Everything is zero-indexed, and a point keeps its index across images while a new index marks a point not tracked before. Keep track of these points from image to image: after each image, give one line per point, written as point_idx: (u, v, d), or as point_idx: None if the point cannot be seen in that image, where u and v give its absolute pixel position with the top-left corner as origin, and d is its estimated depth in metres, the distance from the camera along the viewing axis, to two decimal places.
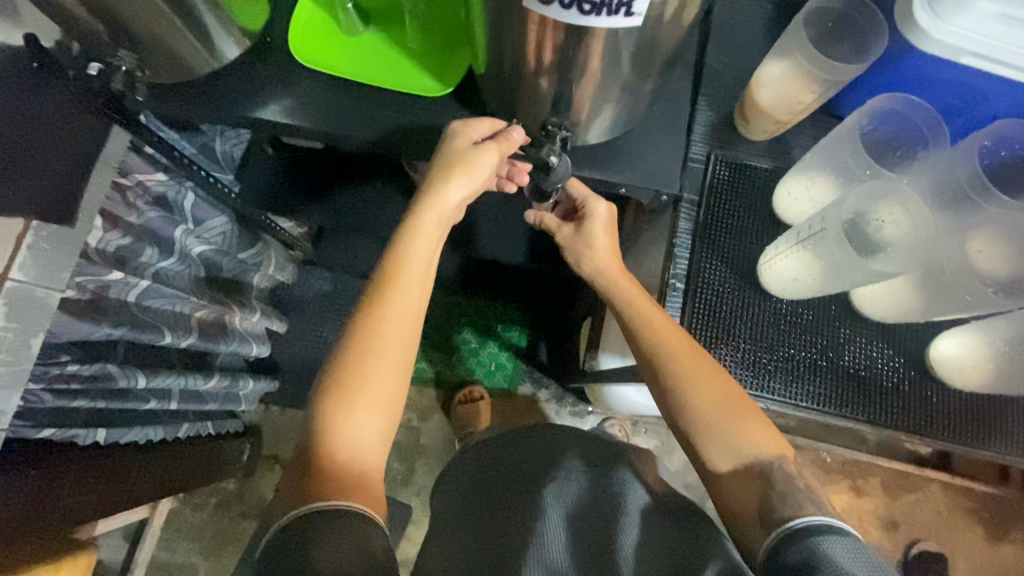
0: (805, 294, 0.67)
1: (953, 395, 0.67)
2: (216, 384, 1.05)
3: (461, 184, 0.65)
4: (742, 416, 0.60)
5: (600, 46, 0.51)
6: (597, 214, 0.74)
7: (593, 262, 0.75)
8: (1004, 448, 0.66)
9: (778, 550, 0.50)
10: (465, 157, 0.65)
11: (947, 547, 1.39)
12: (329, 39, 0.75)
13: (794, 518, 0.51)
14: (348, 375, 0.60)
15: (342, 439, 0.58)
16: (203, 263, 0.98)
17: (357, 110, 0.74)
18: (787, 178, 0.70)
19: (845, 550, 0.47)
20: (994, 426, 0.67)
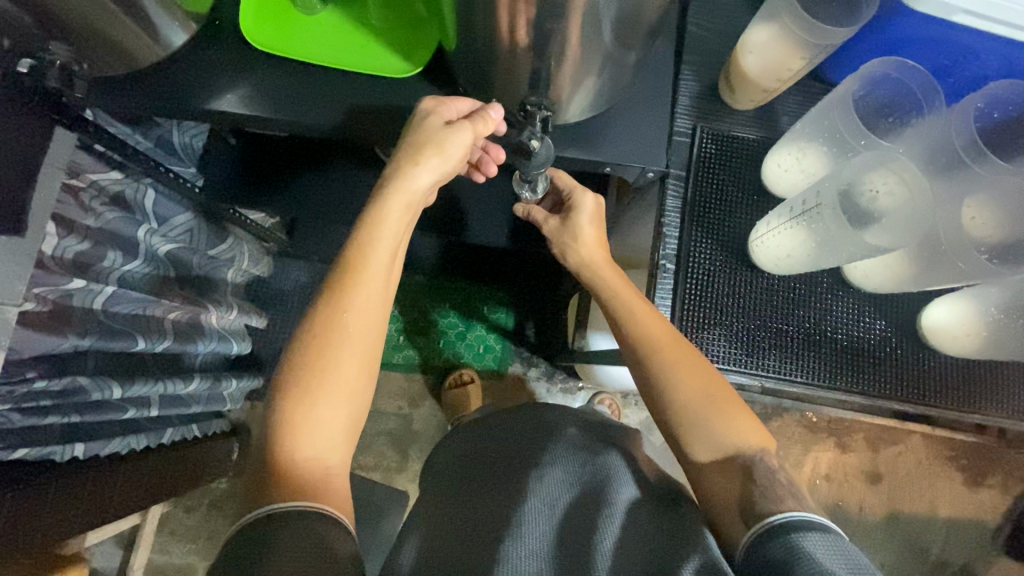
0: (797, 270, 0.66)
1: (944, 363, 0.68)
2: (197, 387, 1.02)
3: (432, 166, 0.61)
4: (728, 406, 0.58)
5: (579, 17, 0.47)
6: (582, 207, 0.72)
7: (578, 253, 0.72)
8: (994, 410, 0.67)
9: (757, 547, 0.48)
10: (435, 137, 0.61)
11: (928, 494, 1.45)
12: (284, 19, 0.69)
13: (774, 513, 0.49)
14: (307, 369, 0.54)
15: (302, 439, 0.53)
16: (172, 262, 0.93)
17: (321, 95, 0.69)
18: (777, 149, 0.68)
19: (825, 548, 0.45)
20: (985, 390, 0.68)
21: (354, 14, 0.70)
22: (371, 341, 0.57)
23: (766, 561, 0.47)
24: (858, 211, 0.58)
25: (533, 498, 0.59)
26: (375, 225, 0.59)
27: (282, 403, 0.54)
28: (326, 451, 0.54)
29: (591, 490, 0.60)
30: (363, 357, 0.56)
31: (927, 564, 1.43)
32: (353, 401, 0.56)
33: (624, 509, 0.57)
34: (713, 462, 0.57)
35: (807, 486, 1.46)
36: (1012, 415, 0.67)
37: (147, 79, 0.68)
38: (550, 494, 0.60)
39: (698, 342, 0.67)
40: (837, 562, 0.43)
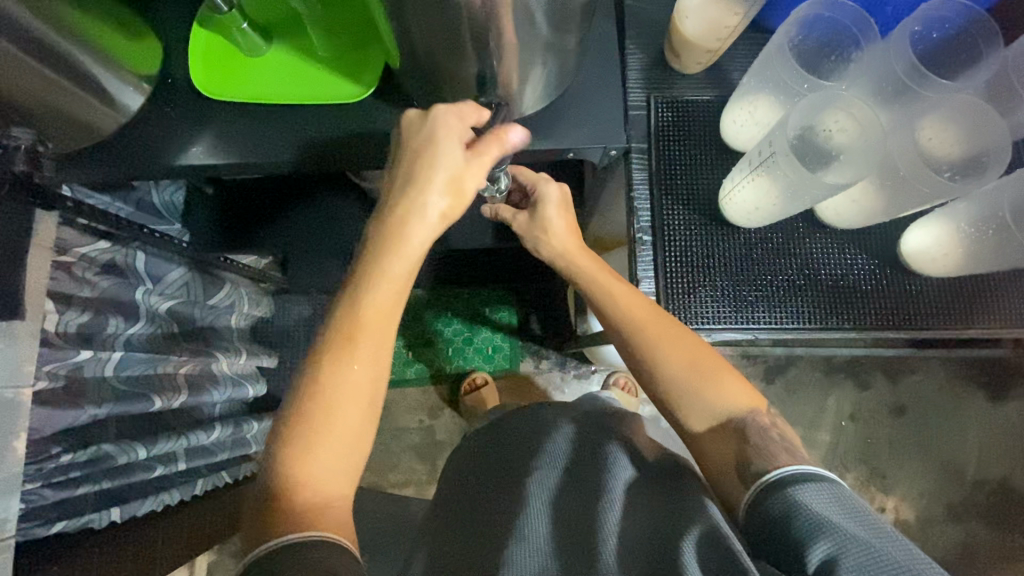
0: (767, 220, 0.66)
1: (929, 283, 0.68)
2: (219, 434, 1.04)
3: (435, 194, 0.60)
4: (715, 375, 0.59)
5: (508, 12, 0.48)
6: (548, 197, 0.72)
7: (553, 246, 0.72)
8: (990, 321, 0.68)
9: (756, 505, 0.50)
10: (442, 164, 0.60)
11: (954, 416, 1.46)
12: (232, 64, 0.70)
13: (769, 471, 0.51)
14: (314, 403, 0.56)
15: (311, 471, 0.55)
16: (174, 317, 0.95)
17: (282, 133, 0.71)
18: (730, 106, 0.68)
19: (823, 499, 0.47)
20: (977, 304, 0.68)
21: (300, 46, 0.70)
22: (377, 376, 0.58)
23: (766, 517, 0.48)
24: (817, 149, 0.59)
25: (533, 490, 0.62)
26: (363, 263, 0.61)
27: (288, 436, 0.56)
28: (332, 481, 0.55)
29: (598, 475, 0.62)
30: (371, 392, 0.58)
31: (966, 486, 1.44)
32: (361, 434, 0.57)
33: (622, 493, 0.60)
34: (708, 429, 0.58)
35: (834, 429, 1.48)
36: (1009, 323, 0.68)
37: (109, 148, 0.70)
38: (545, 478, 0.64)
39: (686, 307, 0.68)
40: (835, 513, 0.45)
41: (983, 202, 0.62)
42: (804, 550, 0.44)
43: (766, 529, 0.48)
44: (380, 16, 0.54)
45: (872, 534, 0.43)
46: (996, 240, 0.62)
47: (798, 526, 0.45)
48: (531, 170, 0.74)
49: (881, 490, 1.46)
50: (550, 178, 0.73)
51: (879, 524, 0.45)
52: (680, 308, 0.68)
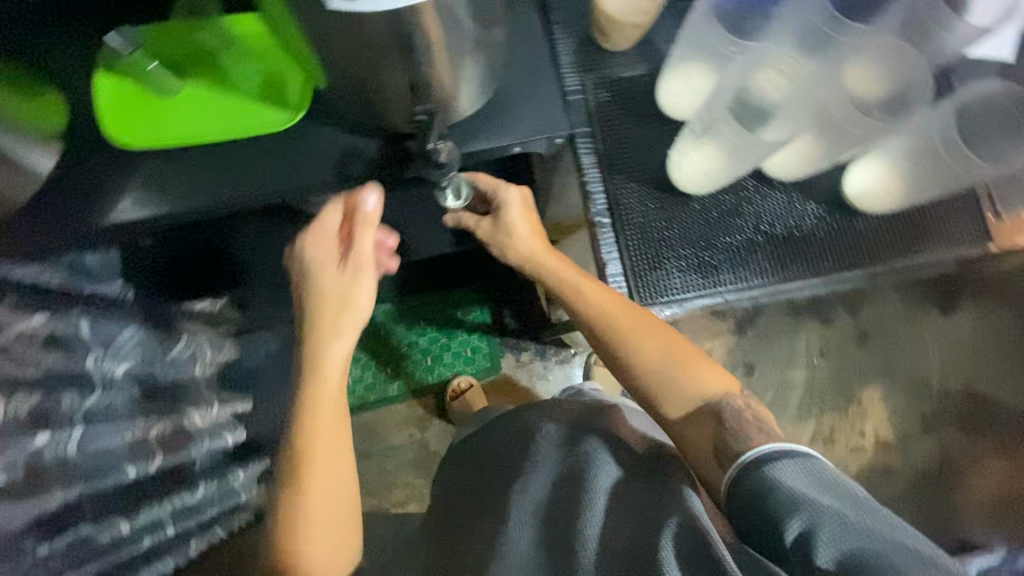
0: (713, 186, 0.69)
1: (878, 220, 0.71)
2: (203, 489, 1.07)
3: (335, 309, 0.67)
4: (687, 364, 0.63)
5: (426, 13, 0.46)
6: (510, 202, 0.72)
7: (523, 251, 0.73)
8: (938, 247, 0.71)
9: (735, 486, 0.53)
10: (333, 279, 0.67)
11: (915, 334, 1.55)
12: (147, 108, 0.65)
13: (747, 452, 0.54)
14: (294, 505, 0.67)
15: (309, 559, 0.67)
16: (136, 381, 0.95)
17: (214, 173, 0.67)
18: (663, 77, 0.68)
19: (798, 473, 0.49)
20: (923, 233, 0.71)
21: (216, 78, 0.66)
22: (342, 467, 0.69)
23: (745, 493, 0.51)
24: (756, 104, 0.65)
25: (523, 501, 0.63)
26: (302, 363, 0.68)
27: (282, 535, 0.67)
28: (330, 559, 0.69)
29: (581, 473, 0.62)
30: (338, 481, 0.69)
31: (934, 397, 1.54)
32: (342, 516, 0.70)
33: (608, 490, 0.60)
34: (688, 416, 0.62)
35: (809, 367, 1.57)
36: (954, 247, 0.71)
37: (31, 215, 0.66)
38: (538, 484, 0.64)
39: (654, 282, 0.69)
40: (809, 486, 0.48)
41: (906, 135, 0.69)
42: (780, 524, 0.47)
43: (746, 504, 0.51)
44: (294, 31, 0.52)
45: (848, 504, 0.46)
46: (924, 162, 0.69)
47: (775, 502, 0.48)
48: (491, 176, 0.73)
49: (861, 416, 1.56)
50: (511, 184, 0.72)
51: (853, 493, 0.47)
52: (648, 283, 0.69)
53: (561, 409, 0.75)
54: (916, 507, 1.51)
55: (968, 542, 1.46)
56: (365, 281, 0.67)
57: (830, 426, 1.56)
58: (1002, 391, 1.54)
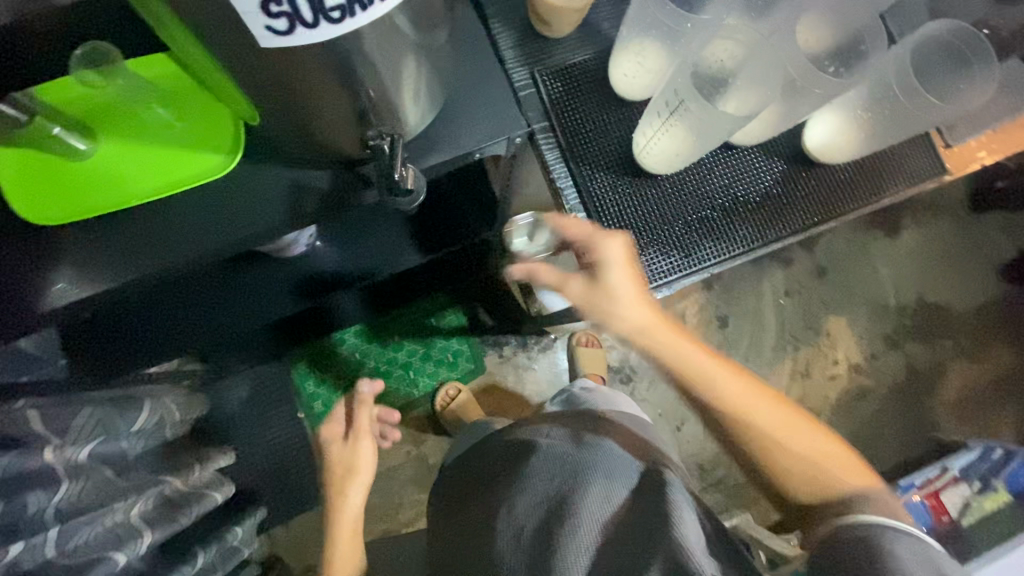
0: (683, 164, 0.67)
1: (836, 171, 0.73)
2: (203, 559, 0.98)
3: (353, 477, 1.10)
4: (821, 460, 0.71)
5: (367, 33, 0.43)
6: (611, 256, 0.64)
7: (624, 317, 0.67)
8: (890, 187, 0.75)
9: (840, 537, 0.63)
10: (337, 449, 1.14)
11: (867, 259, 1.65)
12: (58, 177, 0.58)
13: (867, 518, 0.63)
14: None
15: None
16: (103, 460, 0.86)
17: (158, 237, 0.60)
18: (615, 58, 0.67)
19: (909, 552, 0.58)
20: (876, 173, 0.74)
21: (133, 134, 0.59)
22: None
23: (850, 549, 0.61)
24: (715, 76, 0.60)
25: (522, 505, 0.75)
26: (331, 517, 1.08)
27: None
28: None
29: (575, 484, 0.73)
30: None
31: (893, 316, 1.64)
32: None
33: (598, 516, 0.70)
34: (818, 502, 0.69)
35: (777, 309, 1.63)
36: (903, 182, 0.75)
37: None
38: (534, 496, 0.75)
39: (640, 269, 0.68)
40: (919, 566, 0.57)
41: (872, 83, 0.68)
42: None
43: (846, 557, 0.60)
44: (218, 71, 0.48)
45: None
46: (886, 113, 0.68)
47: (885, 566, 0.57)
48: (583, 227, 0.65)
49: (831, 345, 1.63)
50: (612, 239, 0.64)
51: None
52: (635, 271, 0.69)
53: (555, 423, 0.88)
54: (893, 421, 1.60)
55: (944, 443, 1.57)
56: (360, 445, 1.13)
57: (805, 360, 1.62)
58: (952, 298, 1.65)
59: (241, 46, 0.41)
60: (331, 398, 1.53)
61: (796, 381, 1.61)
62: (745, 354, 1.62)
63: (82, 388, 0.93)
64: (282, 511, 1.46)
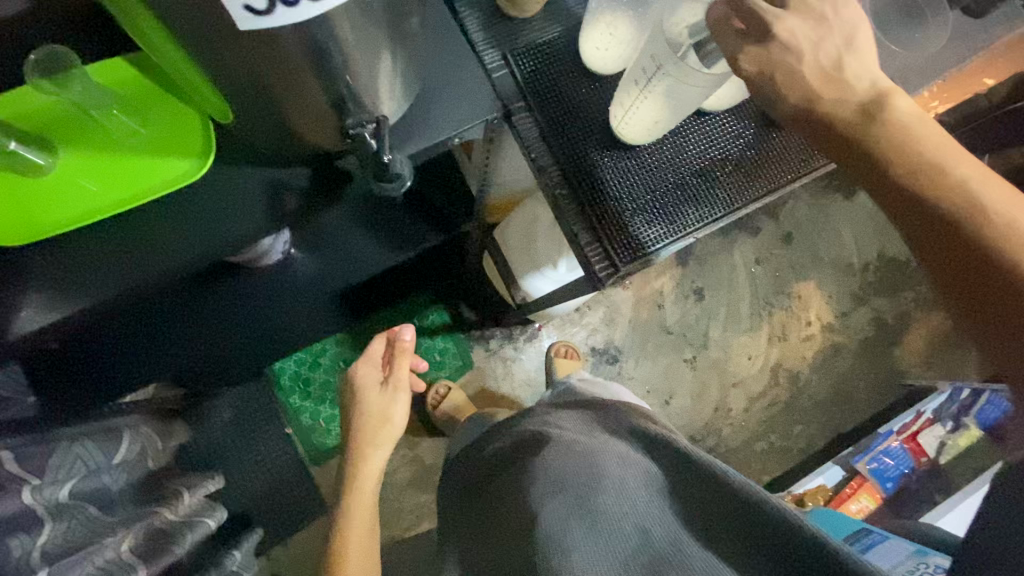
0: (665, 129, 0.68)
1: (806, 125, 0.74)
2: None
3: (384, 427, 1.20)
4: None
5: (341, 15, 0.42)
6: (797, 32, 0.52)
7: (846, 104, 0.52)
8: None
9: None
10: (367, 390, 1.21)
11: (828, 222, 1.73)
12: (21, 195, 0.55)
13: None
14: (339, 553, 1.08)
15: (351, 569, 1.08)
16: (86, 497, 0.84)
17: (131, 253, 0.58)
18: (586, 32, 0.67)
19: None
20: None
21: (94, 144, 0.56)
22: (365, 523, 1.12)
23: None
24: (695, 31, 0.57)
25: (531, 492, 0.77)
26: (354, 457, 1.17)
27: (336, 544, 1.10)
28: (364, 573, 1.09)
29: (589, 471, 0.75)
30: (365, 535, 1.11)
31: (858, 274, 1.72)
32: (369, 560, 1.10)
33: (608, 498, 0.72)
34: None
35: (749, 277, 1.69)
36: None
37: None
38: (546, 483, 0.76)
39: (627, 238, 0.67)
40: None
41: None
42: None
43: None
44: (196, 73, 0.46)
45: None
46: None
47: None
48: (807, 24, 0.52)
49: (804, 307, 1.69)
50: (795, 15, 0.52)
51: None
52: (621, 243, 0.67)
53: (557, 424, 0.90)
54: (866, 374, 1.68)
55: (915, 389, 1.65)
56: (395, 394, 1.21)
57: (781, 324, 1.68)
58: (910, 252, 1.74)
59: (218, 38, 0.40)
60: (317, 411, 1.50)
61: (774, 345, 1.67)
62: (723, 324, 1.67)
63: (56, 426, 0.90)
64: (278, 531, 1.42)
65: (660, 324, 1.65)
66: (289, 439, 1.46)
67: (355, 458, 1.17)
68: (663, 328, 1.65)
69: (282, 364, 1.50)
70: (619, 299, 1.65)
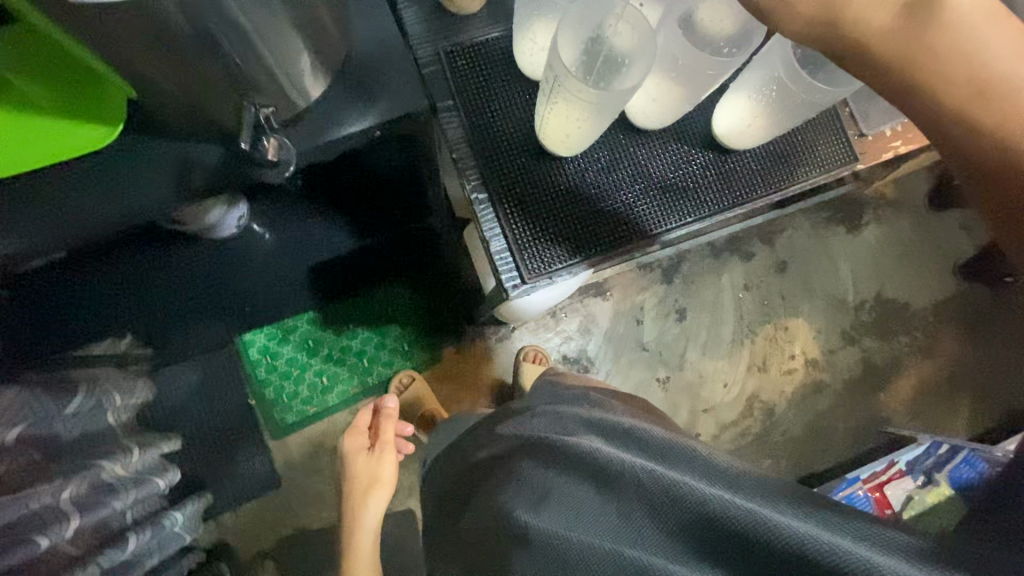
0: (576, 140, 0.81)
1: (696, 161, 0.89)
2: (139, 542, 0.97)
3: (378, 490, 1.20)
4: None
5: None
6: None
7: None
8: (783, 178, 0.90)
9: None
10: (352, 456, 1.23)
11: (825, 254, 1.67)
12: None
13: None
14: None
15: None
16: (34, 442, 0.86)
17: (51, 208, 0.67)
18: (517, 38, 0.82)
19: None
20: (774, 165, 0.90)
21: (21, 104, 0.63)
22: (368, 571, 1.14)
23: None
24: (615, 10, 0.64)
25: (509, 504, 0.71)
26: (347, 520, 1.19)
27: None
28: None
29: (558, 468, 0.72)
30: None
31: (850, 310, 1.65)
32: None
33: (578, 501, 0.67)
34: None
35: (734, 301, 1.64)
36: (813, 171, 0.90)
37: None
38: (534, 488, 0.71)
39: (548, 239, 0.83)
40: None
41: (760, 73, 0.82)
42: None
43: None
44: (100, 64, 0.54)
45: None
46: (778, 103, 0.83)
47: None
48: None
49: (789, 339, 1.64)
50: None
51: None
52: (529, 258, 0.83)
53: (494, 437, 0.89)
54: (845, 416, 1.61)
55: (896, 436, 1.59)
56: (386, 457, 1.22)
57: (762, 353, 1.63)
58: (910, 293, 1.66)
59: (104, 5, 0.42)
60: (282, 386, 1.47)
61: (752, 375, 1.62)
62: (701, 347, 1.62)
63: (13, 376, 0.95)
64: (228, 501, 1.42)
65: (637, 341, 1.61)
66: (250, 410, 1.45)
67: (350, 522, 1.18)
68: (640, 344, 1.61)
69: (252, 336, 1.46)
70: (598, 309, 1.61)
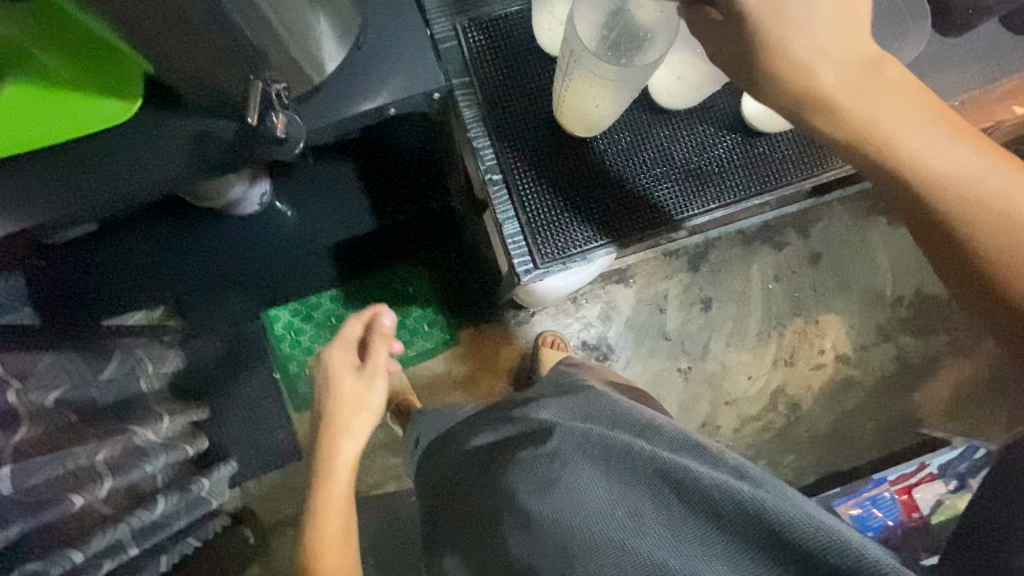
0: (592, 120, 0.80)
1: (723, 145, 0.86)
2: (168, 504, 1.01)
3: (364, 418, 1.02)
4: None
5: None
6: None
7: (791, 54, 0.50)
8: (813, 167, 0.87)
9: None
10: (335, 368, 1.04)
11: (863, 246, 1.59)
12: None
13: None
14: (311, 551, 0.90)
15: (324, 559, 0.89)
16: (71, 406, 0.90)
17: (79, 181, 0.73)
18: (536, 11, 0.81)
19: None
20: (804, 151, 0.87)
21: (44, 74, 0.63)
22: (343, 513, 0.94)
23: None
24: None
25: (516, 490, 0.69)
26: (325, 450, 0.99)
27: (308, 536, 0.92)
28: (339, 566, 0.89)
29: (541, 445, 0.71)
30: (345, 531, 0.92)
31: (887, 306, 1.58)
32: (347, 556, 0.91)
33: (580, 486, 0.67)
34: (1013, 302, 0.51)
35: (763, 292, 1.59)
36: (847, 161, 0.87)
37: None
38: (547, 472, 0.68)
39: (563, 223, 0.83)
40: None
41: None
42: None
43: None
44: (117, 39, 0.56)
45: None
46: None
47: None
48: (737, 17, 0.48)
49: (819, 333, 1.58)
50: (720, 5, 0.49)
51: None
52: (543, 242, 0.82)
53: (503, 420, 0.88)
54: (874, 415, 1.55)
55: (927, 439, 1.52)
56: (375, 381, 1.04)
57: (790, 347, 1.57)
58: None
59: None
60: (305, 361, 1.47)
61: (778, 368, 1.57)
62: (726, 338, 1.58)
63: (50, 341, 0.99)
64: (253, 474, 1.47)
65: (659, 329, 1.58)
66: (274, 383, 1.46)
67: (326, 449, 0.99)
68: (662, 333, 1.58)
69: (277, 312, 1.47)
70: (620, 296, 1.59)
